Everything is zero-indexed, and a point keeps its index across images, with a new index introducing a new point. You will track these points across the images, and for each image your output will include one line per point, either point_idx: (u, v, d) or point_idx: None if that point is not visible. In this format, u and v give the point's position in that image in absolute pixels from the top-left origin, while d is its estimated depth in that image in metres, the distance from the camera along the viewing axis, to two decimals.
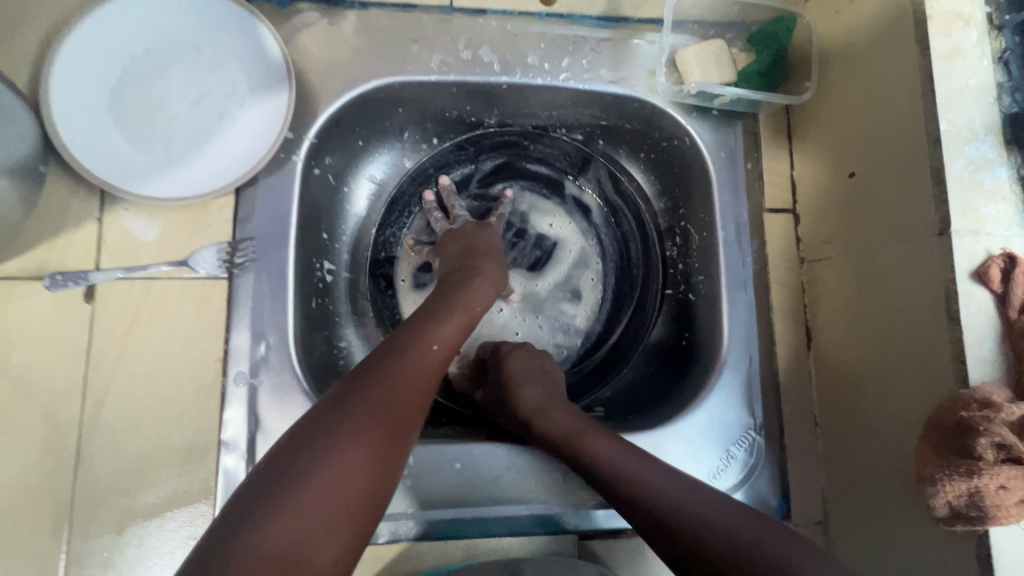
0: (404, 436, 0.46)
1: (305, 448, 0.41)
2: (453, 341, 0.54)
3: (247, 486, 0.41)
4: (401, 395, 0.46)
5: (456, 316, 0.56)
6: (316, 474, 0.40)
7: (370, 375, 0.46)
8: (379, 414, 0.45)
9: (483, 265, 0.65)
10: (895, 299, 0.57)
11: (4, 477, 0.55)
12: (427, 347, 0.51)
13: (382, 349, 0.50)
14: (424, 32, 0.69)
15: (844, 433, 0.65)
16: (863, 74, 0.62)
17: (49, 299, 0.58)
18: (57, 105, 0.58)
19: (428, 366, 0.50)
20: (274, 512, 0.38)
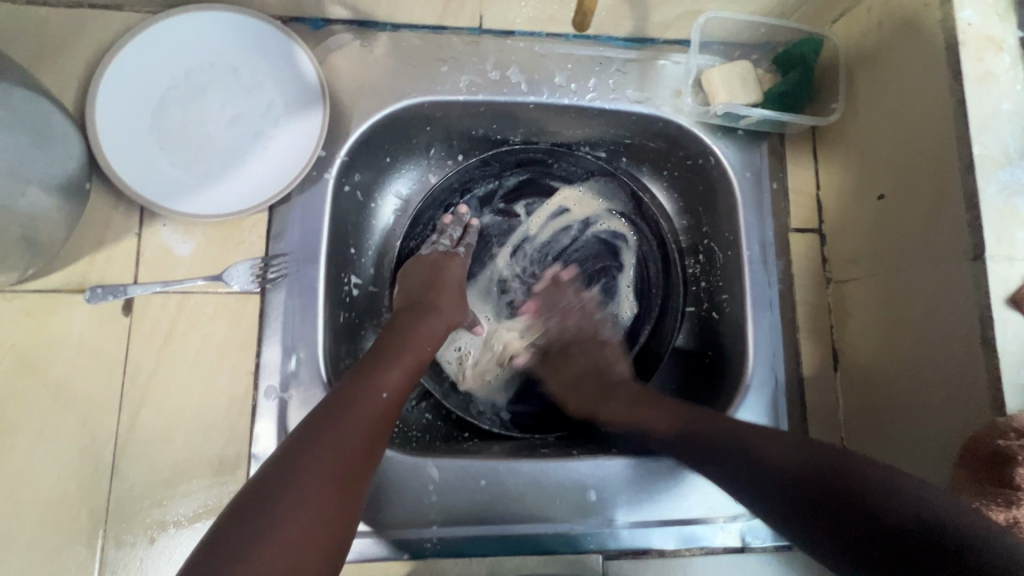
0: (357, 484, 0.49)
1: (271, 498, 0.44)
2: (401, 386, 0.57)
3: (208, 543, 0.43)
4: (344, 442, 0.49)
5: (403, 362, 0.59)
6: (270, 529, 0.43)
7: (322, 425, 0.50)
8: (329, 463, 0.47)
9: (444, 307, 0.69)
10: (927, 323, 0.57)
11: (43, 485, 0.57)
12: (376, 395, 0.54)
13: (337, 397, 0.53)
14: (453, 53, 0.70)
15: (872, 458, 0.64)
16: (892, 96, 0.62)
17: (90, 311, 0.60)
18: (103, 126, 0.60)
19: (372, 415, 0.53)
20: (250, 560, 0.41)
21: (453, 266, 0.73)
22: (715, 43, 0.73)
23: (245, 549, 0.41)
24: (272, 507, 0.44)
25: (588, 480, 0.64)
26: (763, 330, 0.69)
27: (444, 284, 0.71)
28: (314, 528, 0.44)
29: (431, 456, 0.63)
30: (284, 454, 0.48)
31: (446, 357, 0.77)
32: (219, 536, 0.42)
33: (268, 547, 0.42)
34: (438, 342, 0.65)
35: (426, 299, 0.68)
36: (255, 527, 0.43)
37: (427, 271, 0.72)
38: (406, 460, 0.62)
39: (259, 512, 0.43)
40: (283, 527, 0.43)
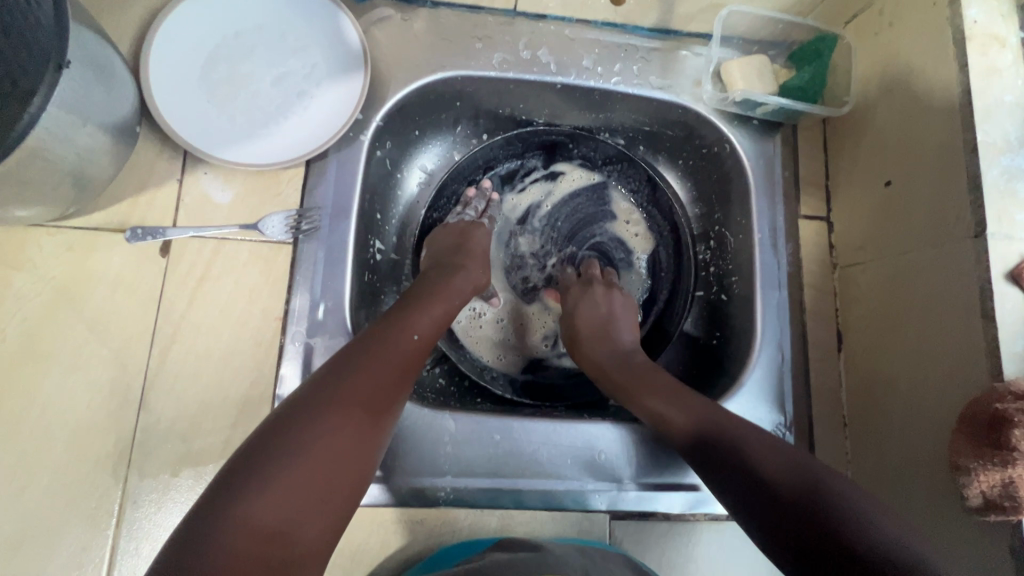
0: (384, 418, 0.51)
1: (307, 414, 0.47)
2: (430, 333, 0.60)
3: (238, 456, 0.44)
4: (375, 380, 0.52)
5: (433, 309, 0.62)
6: (305, 452, 0.44)
7: (354, 364, 0.52)
8: (361, 393, 0.50)
9: (471, 266, 0.71)
10: (927, 301, 0.60)
11: (72, 413, 0.58)
12: (407, 337, 0.57)
13: (370, 336, 0.56)
14: (488, 32, 0.74)
15: (872, 432, 0.66)
16: (902, 90, 0.66)
17: (128, 250, 0.62)
18: (156, 75, 0.63)
19: (401, 356, 0.55)
20: (288, 468, 0.43)
21: (478, 235, 0.76)
22: (736, 38, 0.77)
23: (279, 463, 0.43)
24: (309, 420, 0.46)
25: (598, 441, 0.66)
26: (770, 309, 0.72)
27: (472, 247, 0.74)
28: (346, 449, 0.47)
29: (448, 410, 0.65)
30: (319, 381, 0.50)
31: (461, 325, 0.80)
32: (256, 445, 0.45)
33: (304, 462, 0.44)
34: (464, 299, 0.68)
35: (453, 259, 0.71)
36: (288, 445, 0.44)
37: (453, 237, 0.75)
38: (424, 412, 0.64)
39: (296, 424, 0.46)
40: (316, 444, 0.45)
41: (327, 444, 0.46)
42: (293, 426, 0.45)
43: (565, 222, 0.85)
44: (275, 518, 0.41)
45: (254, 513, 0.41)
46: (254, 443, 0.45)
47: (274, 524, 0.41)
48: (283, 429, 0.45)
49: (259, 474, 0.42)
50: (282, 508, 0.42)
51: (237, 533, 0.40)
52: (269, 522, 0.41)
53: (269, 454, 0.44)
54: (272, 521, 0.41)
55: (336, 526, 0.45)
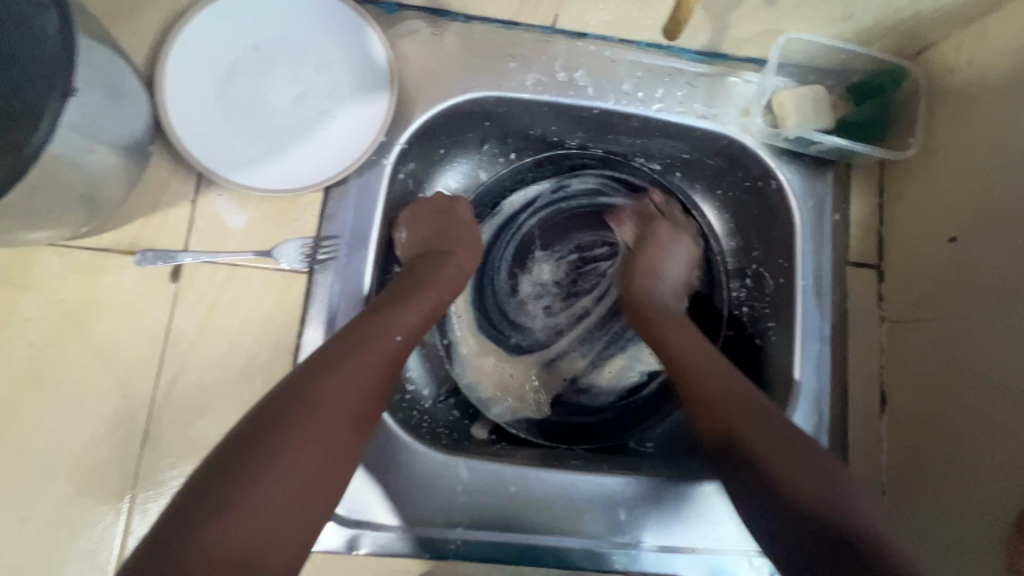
0: (360, 422, 0.50)
1: (272, 431, 0.45)
2: (414, 331, 0.57)
3: (205, 468, 0.44)
4: (351, 384, 0.50)
5: (421, 302, 0.59)
6: (270, 469, 0.43)
7: (327, 367, 0.50)
8: (334, 406, 0.48)
9: (459, 252, 0.67)
10: (990, 375, 0.55)
11: (76, 442, 0.57)
12: (390, 338, 0.54)
13: (344, 338, 0.53)
14: (523, 50, 0.69)
15: (913, 506, 0.62)
16: (979, 138, 0.60)
17: (137, 274, 0.60)
18: (171, 89, 0.60)
19: (384, 357, 0.53)
20: (253, 491, 0.42)
21: (461, 211, 0.70)
22: (792, 65, 0.70)
23: (244, 480, 0.42)
24: (275, 437, 0.45)
25: (618, 497, 0.62)
26: (808, 363, 0.67)
27: (455, 227, 0.69)
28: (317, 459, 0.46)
29: (463, 456, 0.62)
30: (287, 387, 0.48)
31: (471, 353, 0.75)
32: (220, 462, 0.43)
33: (270, 480, 0.43)
34: (455, 289, 0.65)
35: (440, 244, 0.66)
36: (252, 462, 0.43)
37: (431, 216, 0.68)
38: (437, 457, 0.61)
39: (260, 444, 0.44)
40: (287, 463, 0.44)
41: (295, 463, 0.45)
42: (257, 445, 0.44)
43: (595, 251, 0.79)
44: (238, 544, 0.41)
45: (216, 535, 0.40)
46: (216, 462, 0.44)
47: (235, 552, 0.40)
48: (246, 449, 0.44)
49: (220, 499, 0.41)
50: (247, 526, 0.41)
51: (199, 558, 0.39)
52: (233, 545, 0.40)
53: (233, 470, 0.43)
54: (233, 550, 0.40)
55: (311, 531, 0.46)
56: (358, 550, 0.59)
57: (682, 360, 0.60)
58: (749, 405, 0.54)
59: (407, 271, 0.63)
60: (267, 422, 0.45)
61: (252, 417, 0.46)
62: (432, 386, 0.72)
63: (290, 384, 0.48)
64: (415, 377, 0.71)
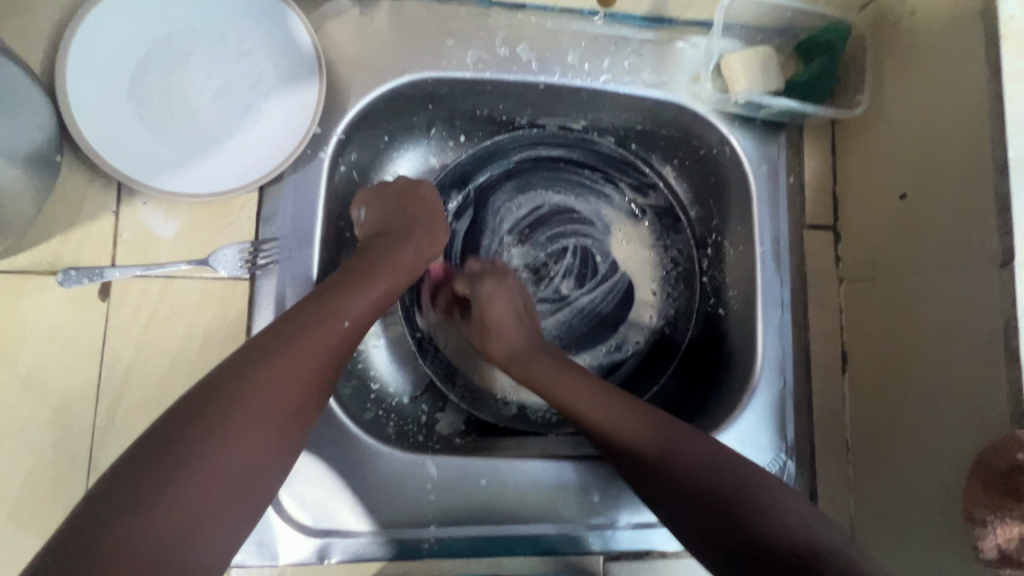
0: (300, 414, 0.48)
1: (208, 415, 0.43)
2: (364, 317, 0.54)
3: (129, 454, 0.41)
4: (288, 374, 0.46)
5: (373, 289, 0.55)
6: (196, 464, 0.41)
7: (265, 352, 0.47)
8: (276, 389, 0.46)
9: (417, 233, 0.63)
10: (943, 331, 0.56)
11: (14, 480, 0.53)
12: (337, 325, 0.51)
13: (288, 318, 0.50)
14: (460, 26, 0.66)
15: (877, 461, 0.63)
16: (924, 91, 0.59)
17: (60, 296, 0.55)
18: (75, 92, 0.55)
19: (328, 346, 0.50)
20: (183, 484, 0.40)
21: (424, 191, 0.66)
22: (738, 26, 0.69)
23: (170, 474, 0.40)
24: (207, 429, 0.42)
25: (591, 480, 0.62)
26: (771, 329, 0.67)
27: (415, 207, 0.65)
28: (250, 453, 0.44)
29: (430, 454, 0.61)
30: (224, 371, 0.45)
31: (445, 341, 0.72)
32: (146, 450, 0.41)
33: (197, 476, 0.41)
34: (414, 272, 0.62)
35: (397, 226, 0.63)
36: (179, 454, 0.41)
37: (393, 198, 0.64)
38: (403, 456, 0.60)
39: (189, 436, 0.41)
40: (218, 458, 0.42)
41: (227, 460, 0.42)
42: (186, 435, 0.41)
43: (568, 232, 0.76)
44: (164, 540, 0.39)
45: (138, 534, 0.38)
46: (141, 448, 0.41)
47: (155, 552, 0.38)
48: (176, 436, 0.41)
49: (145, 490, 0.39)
50: (171, 526, 0.39)
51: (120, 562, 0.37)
52: (158, 545, 0.38)
53: (159, 460, 0.40)
54: (154, 551, 0.38)
55: (243, 525, 0.44)
56: (329, 560, 0.58)
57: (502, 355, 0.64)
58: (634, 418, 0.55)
59: (362, 250, 0.60)
60: (198, 411, 0.43)
61: (182, 403, 0.43)
62: (405, 384, 0.70)
63: (224, 370, 0.45)
64: (380, 375, 0.69)
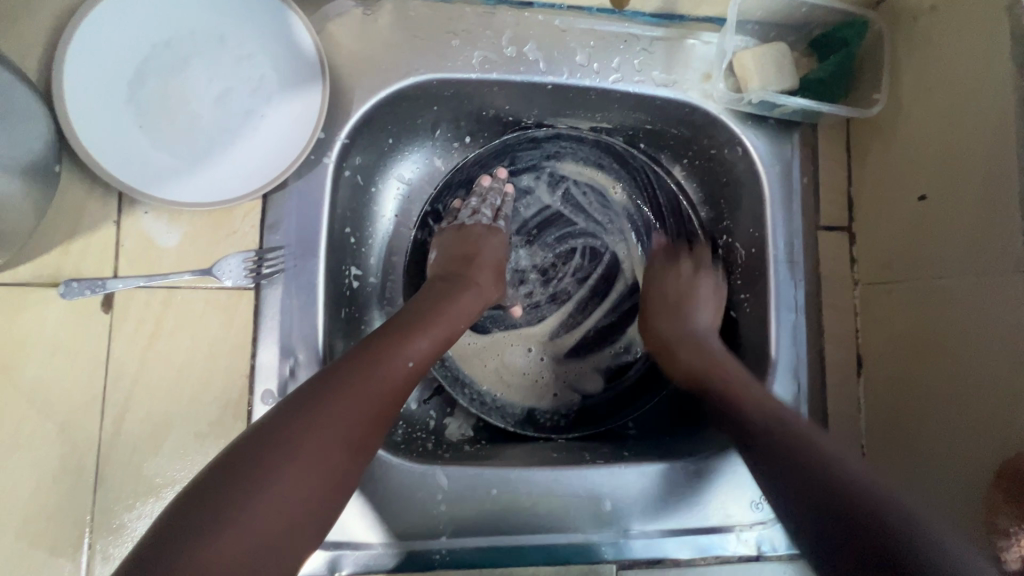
0: (360, 454, 0.45)
1: (268, 454, 0.40)
2: (428, 357, 0.53)
3: (188, 493, 0.38)
4: (354, 411, 0.45)
5: (436, 330, 0.55)
6: (257, 505, 0.38)
7: (336, 385, 0.45)
8: (337, 431, 0.43)
9: (477, 277, 0.64)
10: (964, 337, 0.54)
11: (22, 494, 0.53)
12: (405, 364, 0.50)
13: (350, 360, 0.48)
14: (466, 25, 0.64)
15: (893, 467, 0.62)
16: (944, 90, 0.58)
17: (63, 308, 0.55)
18: (71, 98, 0.53)
19: (394, 386, 0.49)
20: (239, 526, 0.37)
21: (494, 244, 0.68)
22: (752, 22, 0.67)
23: (227, 515, 0.37)
24: (270, 464, 0.40)
25: (602, 488, 0.61)
26: (785, 333, 0.66)
27: (480, 256, 0.67)
28: (309, 494, 0.41)
29: (440, 463, 0.60)
30: (292, 403, 0.44)
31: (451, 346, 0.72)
32: (206, 487, 0.38)
33: (256, 516, 0.38)
34: (471, 318, 0.61)
35: (454, 270, 0.64)
36: (239, 494, 0.38)
37: (456, 235, 0.68)
38: (413, 466, 0.59)
39: (252, 474, 0.39)
40: (277, 497, 0.39)
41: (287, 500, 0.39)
42: (248, 472, 0.39)
43: (576, 233, 0.75)
44: None
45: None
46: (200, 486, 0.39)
47: None
48: (238, 473, 0.39)
49: (203, 533, 0.36)
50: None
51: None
52: None
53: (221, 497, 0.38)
54: None
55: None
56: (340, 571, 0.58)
57: (655, 339, 0.69)
58: (734, 376, 0.59)
59: (424, 291, 0.61)
60: (266, 445, 0.41)
61: (247, 439, 0.41)
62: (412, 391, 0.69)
63: (293, 404, 0.44)
64: None
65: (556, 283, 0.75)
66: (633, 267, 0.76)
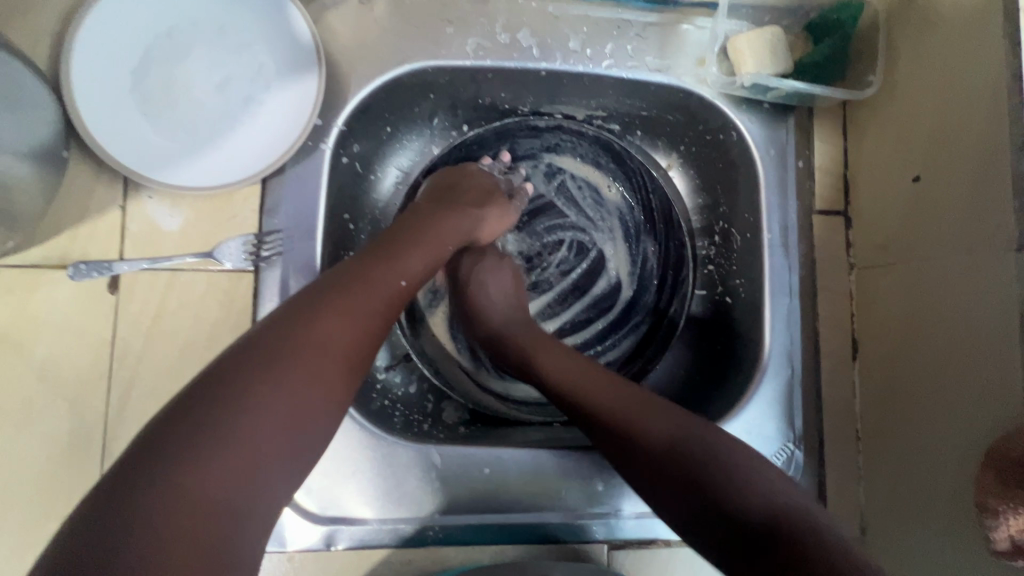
0: (359, 359, 0.46)
1: (264, 363, 0.41)
2: (417, 275, 0.54)
3: (184, 400, 0.39)
4: (347, 318, 0.46)
5: (423, 254, 0.56)
6: (255, 403, 0.39)
7: (327, 295, 0.46)
8: (332, 345, 0.44)
9: (464, 207, 0.63)
10: (958, 317, 0.54)
11: (33, 467, 0.55)
12: (396, 281, 0.51)
13: (344, 274, 0.49)
14: (460, 13, 0.65)
15: (888, 450, 0.62)
16: (939, 70, 0.57)
17: (72, 289, 0.57)
18: (77, 86, 0.55)
19: (386, 298, 0.50)
20: (239, 425, 0.38)
21: (480, 188, 0.67)
22: (745, 6, 0.67)
23: (226, 416, 0.38)
24: (268, 368, 0.41)
25: (594, 469, 0.62)
26: (778, 317, 0.66)
27: (468, 188, 0.66)
28: (308, 394, 0.42)
29: (434, 442, 0.61)
30: (285, 313, 0.45)
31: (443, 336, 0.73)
32: (204, 393, 0.39)
33: (257, 415, 0.39)
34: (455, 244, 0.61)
35: (439, 200, 0.63)
36: (237, 396, 0.39)
37: (454, 178, 0.67)
38: (408, 445, 0.60)
39: (249, 376, 0.40)
40: (277, 397, 0.40)
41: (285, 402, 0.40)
42: (246, 375, 0.40)
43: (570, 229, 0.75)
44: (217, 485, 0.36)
45: (193, 474, 0.36)
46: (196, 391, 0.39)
47: (210, 497, 0.36)
48: (235, 378, 0.40)
49: (204, 434, 0.37)
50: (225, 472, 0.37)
51: (177, 503, 0.35)
52: (215, 488, 0.36)
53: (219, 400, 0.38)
54: (212, 496, 0.36)
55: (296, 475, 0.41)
56: (336, 546, 0.59)
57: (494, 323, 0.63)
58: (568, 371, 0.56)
59: (408, 215, 0.61)
60: (261, 351, 0.41)
61: (241, 346, 0.42)
62: (409, 375, 0.70)
63: (287, 313, 0.44)
64: (383, 365, 0.68)
65: (544, 273, 0.75)
66: (618, 264, 0.75)
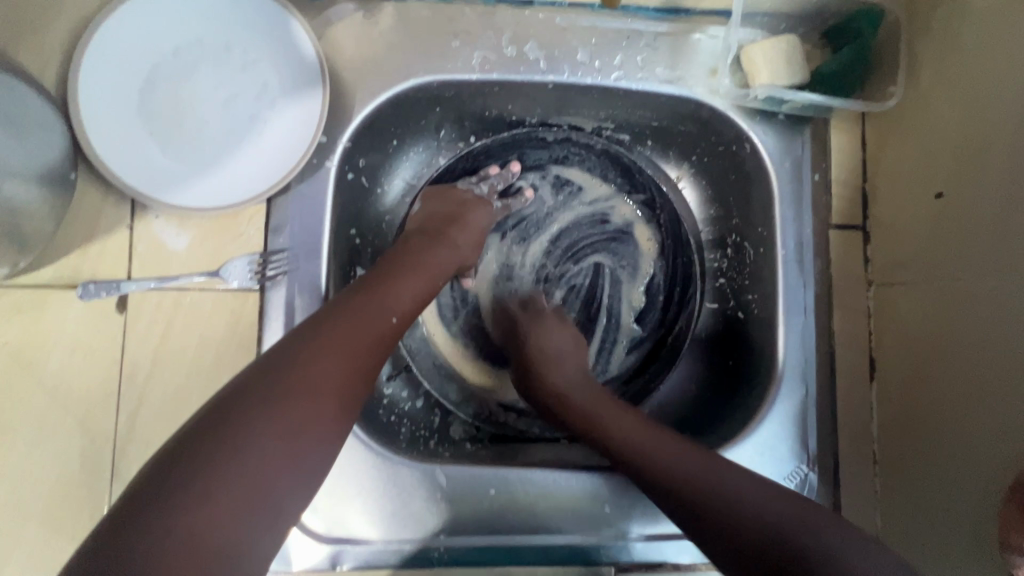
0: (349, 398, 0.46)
1: (252, 407, 0.41)
2: (411, 309, 0.54)
3: (182, 434, 0.40)
4: (338, 355, 0.46)
5: (417, 285, 0.56)
6: (245, 440, 0.39)
7: (318, 330, 0.46)
8: (321, 384, 0.44)
9: (456, 237, 0.63)
10: (981, 340, 0.52)
11: (45, 486, 0.56)
12: (388, 317, 0.51)
13: (337, 311, 0.49)
14: (466, 26, 0.64)
15: (906, 473, 0.60)
16: (963, 82, 0.55)
17: (81, 309, 0.57)
18: (85, 108, 0.56)
19: (378, 334, 0.49)
20: (226, 462, 0.38)
21: (478, 213, 0.66)
22: (760, 14, 0.65)
23: (217, 453, 0.38)
24: (259, 403, 0.41)
25: (601, 490, 0.61)
26: (792, 335, 0.64)
27: (464, 217, 0.65)
28: (296, 433, 0.41)
29: (440, 462, 0.61)
30: (280, 349, 0.45)
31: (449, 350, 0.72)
32: (199, 428, 0.39)
33: (245, 453, 0.39)
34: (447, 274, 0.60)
35: (435, 226, 0.63)
36: (229, 432, 0.39)
37: (450, 205, 0.65)
38: (414, 465, 0.60)
39: (240, 411, 0.40)
40: (265, 436, 0.40)
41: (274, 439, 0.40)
42: (237, 411, 0.40)
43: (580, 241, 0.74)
44: (203, 521, 0.36)
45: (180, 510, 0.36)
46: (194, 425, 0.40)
47: (196, 533, 0.36)
48: (228, 413, 0.40)
49: (195, 469, 0.37)
50: (211, 508, 0.37)
51: (164, 539, 0.35)
52: (198, 524, 0.36)
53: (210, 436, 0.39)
54: (195, 532, 0.36)
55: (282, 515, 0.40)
56: (341, 566, 0.59)
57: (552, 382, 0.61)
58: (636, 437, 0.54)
59: (401, 246, 0.60)
60: (253, 388, 0.42)
61: (239, 381, 0.42)
62: (415, 391, 0.69)
63: (282, 350, 0.45)
64: (389, 382, 0.67)
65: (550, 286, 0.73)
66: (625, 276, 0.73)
